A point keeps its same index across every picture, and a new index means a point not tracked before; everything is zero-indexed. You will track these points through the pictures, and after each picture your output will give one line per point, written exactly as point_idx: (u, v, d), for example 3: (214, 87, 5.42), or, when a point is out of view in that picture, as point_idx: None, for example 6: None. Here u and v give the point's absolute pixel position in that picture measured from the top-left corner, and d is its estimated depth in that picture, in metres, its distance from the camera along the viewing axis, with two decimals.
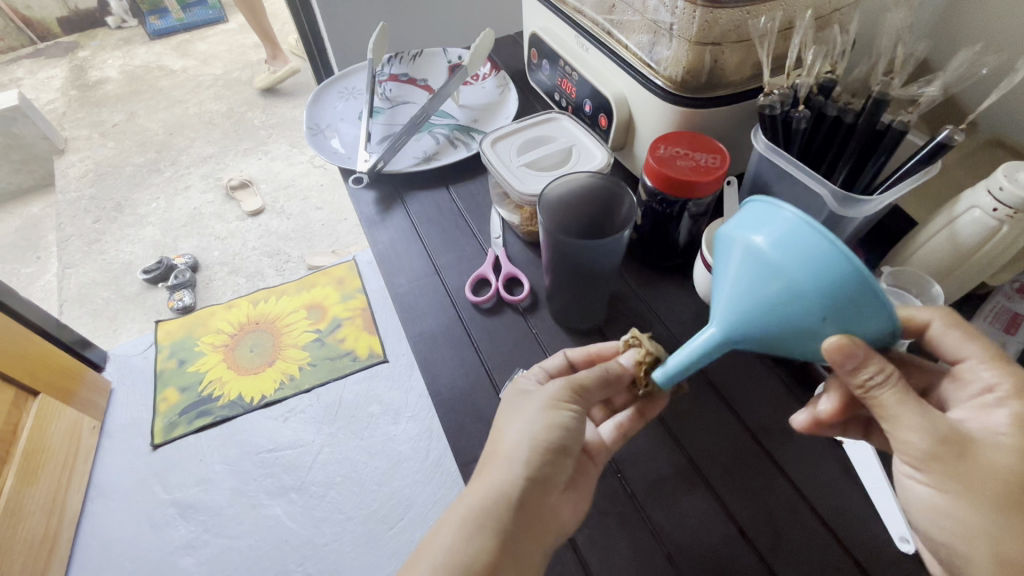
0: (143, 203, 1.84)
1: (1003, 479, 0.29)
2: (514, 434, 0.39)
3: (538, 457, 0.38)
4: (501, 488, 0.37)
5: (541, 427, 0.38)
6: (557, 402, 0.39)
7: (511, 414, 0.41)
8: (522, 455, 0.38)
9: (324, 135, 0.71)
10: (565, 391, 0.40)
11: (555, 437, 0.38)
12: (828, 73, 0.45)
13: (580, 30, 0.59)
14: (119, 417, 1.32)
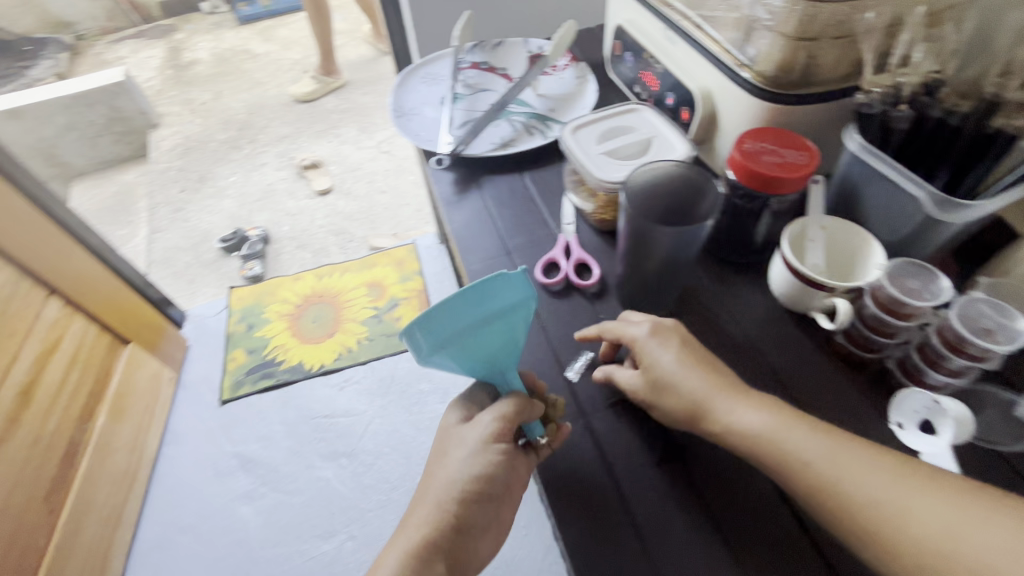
0: (224, 177, 1.98)
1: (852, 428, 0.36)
2: (455, 461, 0.42)
3: (465, 496, 0.41)
4: (435, 516, 0.40)
5: (475, 466, 0.41)
6: (486, 441, 0.42)
7: (452, 437, 0.44)
8: (455, 492, 0.41)
9: (408, 117, 0.74)
10: (484, 437, 0.42)
11: (481, 477, 0.41)
12: (936, 73, 0.43)
13: (669, 23, 0.59)
14: (193, 371, 1.43)
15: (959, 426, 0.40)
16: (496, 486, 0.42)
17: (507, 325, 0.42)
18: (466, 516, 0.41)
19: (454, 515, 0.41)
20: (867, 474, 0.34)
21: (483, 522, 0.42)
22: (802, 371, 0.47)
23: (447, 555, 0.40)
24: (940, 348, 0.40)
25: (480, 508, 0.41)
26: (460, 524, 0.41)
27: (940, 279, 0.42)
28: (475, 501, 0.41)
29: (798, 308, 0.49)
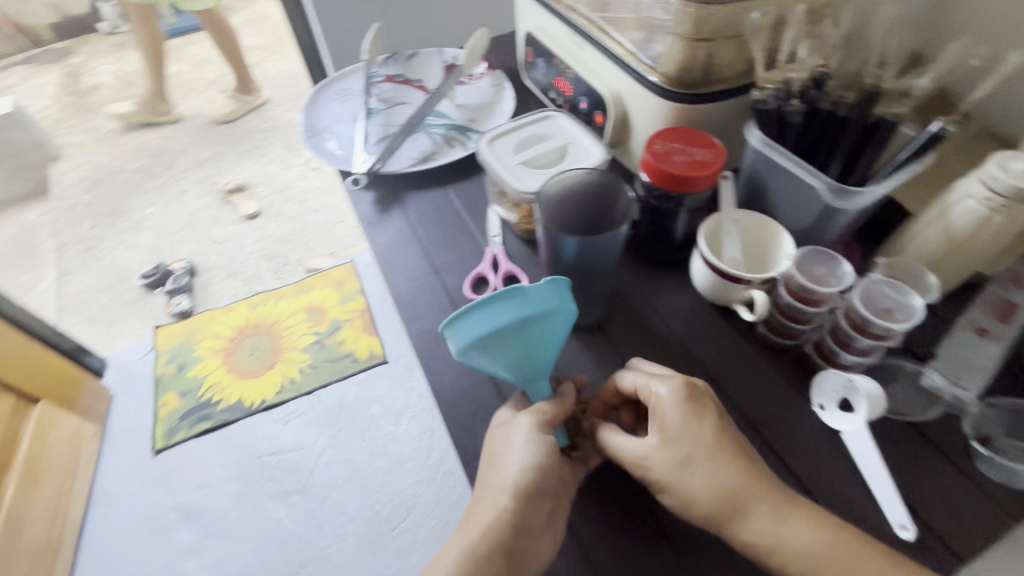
0: (140, 209, 1.84)
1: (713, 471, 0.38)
2: (505, 462, 0.41)
3: (516, 492, 0.39)
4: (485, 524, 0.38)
5: (526, 459, 0.40)
6: (529, 435, 0.41)
7: (498, 439, 0.42)
8: (509, 490, 0.39)
9: (321, 137, 0.71)
10: (528, 433, 0.41)
11: (532, 468, 0.40)
12: (821, 66, 0.45)
13: (574, 28, 0.59)
14: (120, 423, 1.32)
15: (871, 403, 0.41)
16: (542, 484, 0.40)
17: (550, 331, 0.41)
18: (523, 512, 0.39)
19: (509, 509, 0.39)
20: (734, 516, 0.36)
21: (538, 523, 0.39)
22: (726, 362, 0.48)
23: (507, 555, 0.37)
24: (848, 330, 0.42)
25: (531, 506, 0.39)
26: (516, 521, 0.38)
27: (842, 263, 0.44)
28: (527, 496, 0.39)
29: (719, 302, 0.50)
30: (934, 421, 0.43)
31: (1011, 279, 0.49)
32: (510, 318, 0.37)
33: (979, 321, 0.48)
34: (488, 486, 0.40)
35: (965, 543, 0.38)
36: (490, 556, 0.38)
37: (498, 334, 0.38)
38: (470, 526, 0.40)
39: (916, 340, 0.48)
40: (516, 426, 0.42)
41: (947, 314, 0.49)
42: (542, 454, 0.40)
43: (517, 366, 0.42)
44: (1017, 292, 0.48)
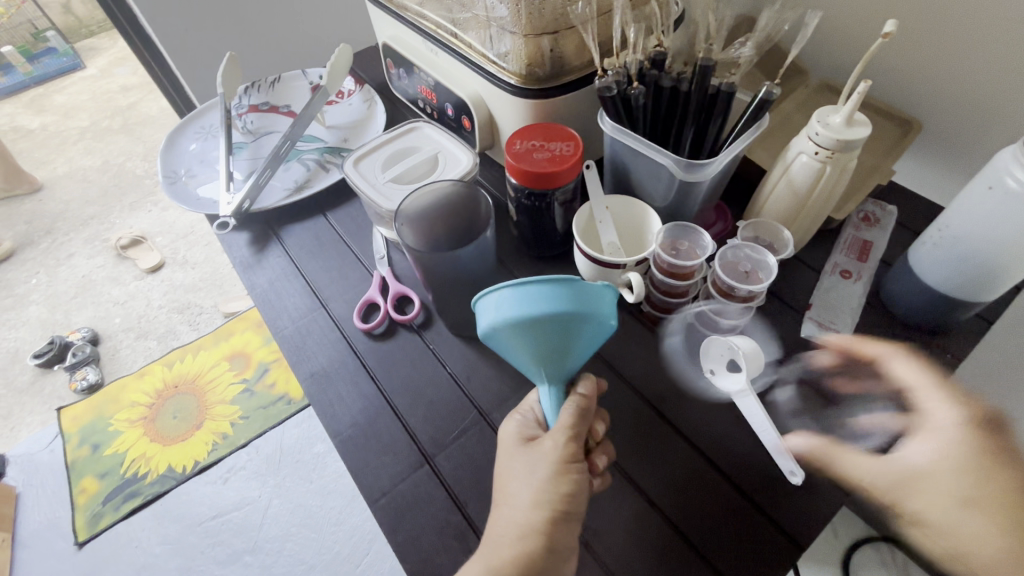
0: (21, 282, 1.66)
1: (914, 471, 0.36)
2: (522, 489, 0.38)
3: (543, 519, 0.36)
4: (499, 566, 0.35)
5: (551, 488, 0.37)
6: (556, 460, 0.38)
7: (513, 462, 0.39)
8: (525, 522, 0.37)
9: (184, 181, 0.66)
10: (557, 460, 0.38)
11: (563, 494, 0.37)
12: (656, 47, 0.47)
13: (425, 35, 0.59)
14: (33, 521, 1.19)
15: (749, 361, 0.42)
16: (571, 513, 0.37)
17: (582, 341, 0.40)
18: (554, 536, 0.36)
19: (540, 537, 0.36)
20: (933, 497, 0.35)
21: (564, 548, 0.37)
22: (620, 344, 0.49)
23: None
24: (717, 297, 0.44)
25: (562, 530, 0.37)
26: (546, 548, 0.36)
27: (702, 234, 0.45)
28: (559, 525, 0.37)
29: None
30: (808, 365, 0.46)
31: (862, 219, 0.53)
32: (547, 311, 0.37)
33: (841, 263, 0.51)
34: (501, 517, 0.38)
35: None
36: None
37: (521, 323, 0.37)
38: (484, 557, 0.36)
39: (790, 291, 0.51)
40: (536, 450, 0.39)
41: (814, 262, 0.52)
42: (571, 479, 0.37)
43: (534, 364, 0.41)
44: (869, 231, 0.53)
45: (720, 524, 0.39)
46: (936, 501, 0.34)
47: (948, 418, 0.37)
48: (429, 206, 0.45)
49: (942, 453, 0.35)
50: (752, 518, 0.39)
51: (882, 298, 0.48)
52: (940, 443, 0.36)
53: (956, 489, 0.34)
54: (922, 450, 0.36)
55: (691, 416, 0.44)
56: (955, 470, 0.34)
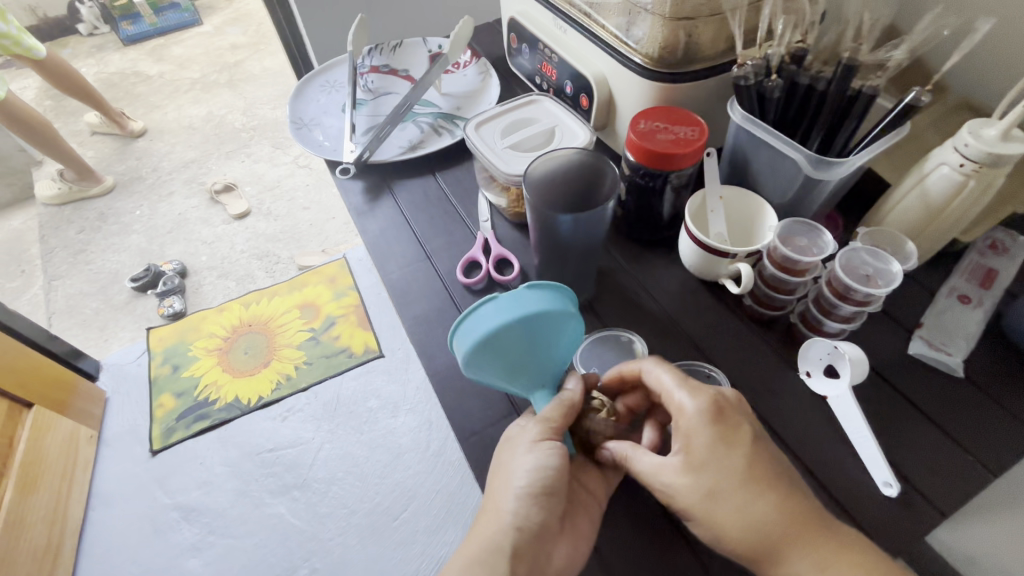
0: (127, 211, 1.82)
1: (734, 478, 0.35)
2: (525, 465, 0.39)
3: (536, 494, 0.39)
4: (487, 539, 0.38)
5: (532, 465, 0.39)
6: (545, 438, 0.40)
7: (506, 448, 0.41)
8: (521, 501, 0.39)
9: (309, 129, 0.71)
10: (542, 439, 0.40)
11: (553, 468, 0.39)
12: (798, 42, 0.46)
13: (557, 13, 0.60)
14: (116, 425, 1.31)
15: (854, 366, 0.42)
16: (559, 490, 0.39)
17: (547, 344, 0.43)
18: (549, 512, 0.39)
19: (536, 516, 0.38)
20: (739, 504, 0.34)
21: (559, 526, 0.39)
22: (714, 333, 0.49)
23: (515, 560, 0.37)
24: (831, 298, 0.44)
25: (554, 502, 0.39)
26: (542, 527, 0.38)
27: (824, 234, 0.45)
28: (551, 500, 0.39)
29: (708, 277, 0.51)
30: (914, 381, 0.45)
31: (988, 246, 0.50)
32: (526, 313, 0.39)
33: (960, 288, 0.48)
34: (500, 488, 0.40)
35: (944, 497, 0.39)
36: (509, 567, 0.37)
37: (509, 329, 0.39)
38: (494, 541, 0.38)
39: (900, 308, 0.49)
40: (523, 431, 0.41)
41: (929, 283, 0.50)
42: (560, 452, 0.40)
43: (515, 376, 0.44)
44: (995, 259, 0.49)
45: None
46: (798, 562, 0.33)
47: (703, 456, 0.36)
48: (559, 178, 0.48)
49: (730, 487, 0.35)
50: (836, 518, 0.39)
51: (1004, 328, 0.46)
52: (735, 477, 0.35)
53: (754, 520, 0.34)
54: (711, 483, 0.35)
55: (782, 414, 0.44)
56: (767, 511, 0.34)
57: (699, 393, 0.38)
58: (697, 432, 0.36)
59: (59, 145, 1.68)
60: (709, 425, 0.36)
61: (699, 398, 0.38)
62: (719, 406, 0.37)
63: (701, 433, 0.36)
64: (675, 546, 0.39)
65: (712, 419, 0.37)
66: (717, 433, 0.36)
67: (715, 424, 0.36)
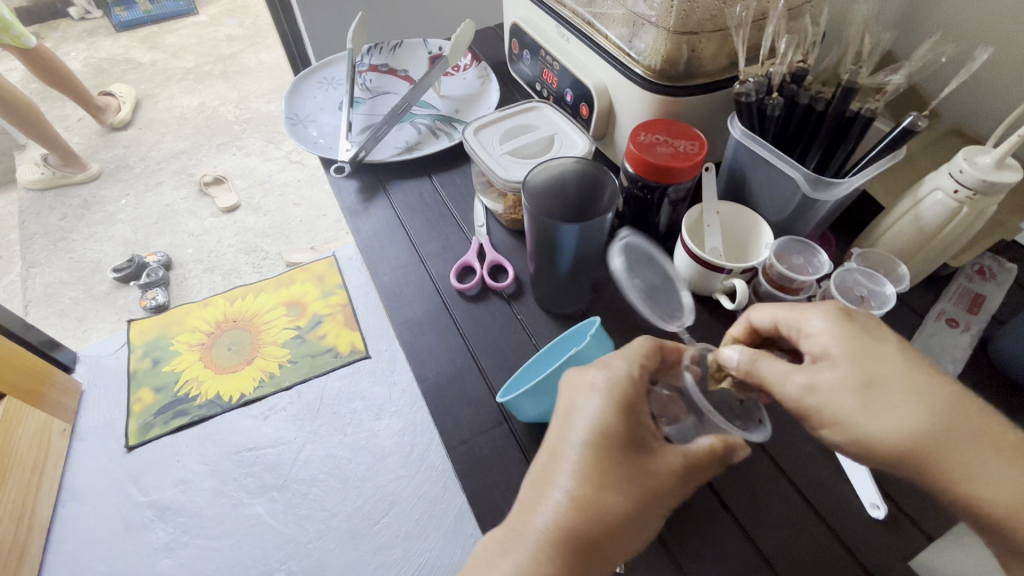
0: (112, 200, 1.77)
1: (875, 369, 0.33)
2: (605, 437, 0.34)
3: (609, 473, 0.34)
4: (550, 563, 0.32)
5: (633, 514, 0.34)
6: (621, 401, 0.35)
7: (573, 393, 0.37)
8: (598, 488, 0.33)
9: (304, 125, 0.70)
10: (625, 402, 0.35)
11: (632, 432, 0.35)
12: (800, 62, 0.47)
13: (561, 21, 0.60)
14: (91, 419, 1.27)
15: None
16: (656, 478, 0.34)
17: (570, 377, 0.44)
18: (640, 500, 0.33)
19: (612, 500, 0.33)
20: (898, 419, 0.31)
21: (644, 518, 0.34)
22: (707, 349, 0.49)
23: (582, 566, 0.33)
24: None
25: (649, 481, 0.34)
26: (622, 513, 0.33)
27: (819, 253, 0.46)
28: (637, 483, 0.33)
29: (702, 292, 0.51)
30: None
31: (976, 272, 0.51)
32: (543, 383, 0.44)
33: (948, 311, 0.49)
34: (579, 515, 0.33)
35: (931, 523, 0.39)
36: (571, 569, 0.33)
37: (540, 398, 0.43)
38: (536, 531, 0.33)
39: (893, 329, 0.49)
40: (592, 385, 0.36)
41: (918, 306, 0.50)
42: (635, 414, 0.35)
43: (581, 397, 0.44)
44: (983, 284, 0.50)
45: (791, 538, 0.39)
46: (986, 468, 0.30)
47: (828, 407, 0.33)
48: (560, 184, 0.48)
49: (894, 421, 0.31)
50: (821, 538, 0.39)
51: (990, 354, 0.46)
52: (887, 405, 0.32)
53: (983, 466, 0.30)
54: (885, 434, 0.31)
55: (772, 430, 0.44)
56: (933, 425, 0.31)
57: (824, 304, 0.36)
58: (883, 392, 0.32)
59: (44, 128, 1.64)
60: (837, 368, 0.33)
61: (824, 309, 0.35)
62: (844, 310, 0.35)
63: (830, 378, 0.33)
64: (662, 563, 0.38)
65: (842, 317, 0.35)
66: (840, 378, 0.33)
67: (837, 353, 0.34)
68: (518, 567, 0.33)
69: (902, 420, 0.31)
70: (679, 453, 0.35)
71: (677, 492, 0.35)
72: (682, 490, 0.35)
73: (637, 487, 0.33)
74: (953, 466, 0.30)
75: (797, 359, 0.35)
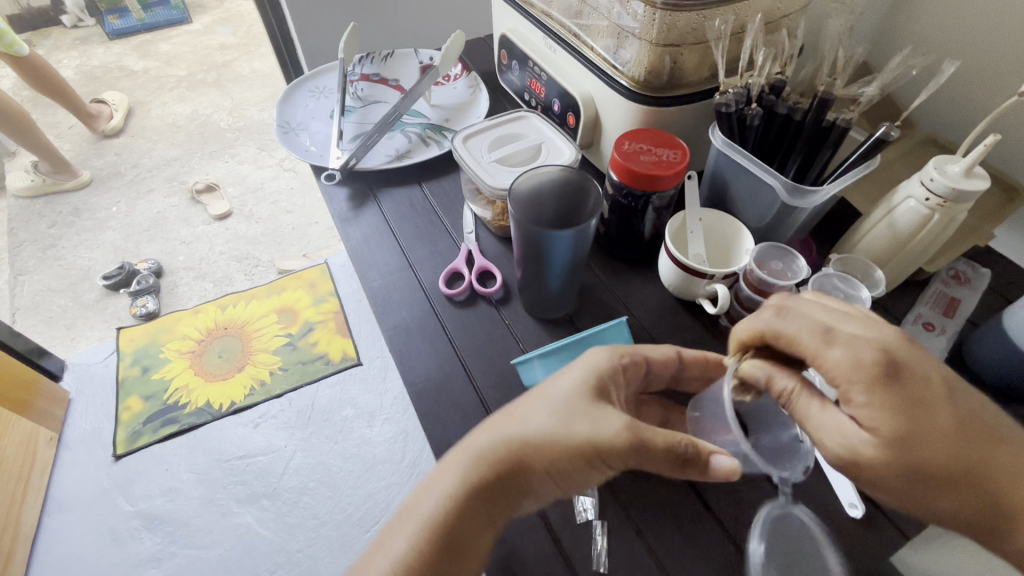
0: (102, 207, 1.77)
1: (935, 434, 0.30)
2: (560, 390, 0.37)
3: (548, 410, 0.36)
4: (474, 475, 0.35)
5: (558, 459, 0.34)
6: (597, 364, 0.38)
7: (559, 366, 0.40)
8: (544, 429, 0.35)
9: (295, 133, 0.71)
10: (592, 368, 0.38)
11: (587, 387, 0.37)
12: (778, 73, 0.48)
13: (548, 33, 0.61)
14: (79, 428, 1.26)
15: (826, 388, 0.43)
16: (593, 427, 0.34)
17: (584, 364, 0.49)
18: (566, 436, 0.34)
19: (544, 429, 0.35)
20: (953, 492, 0.31)
21: (579, 473, 0.35)
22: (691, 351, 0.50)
23: (500, 490, 0.36)
24: None
25: (584, 424, 0.35)
26: (546, 440, 0.35)
27: (798, 259, 0.47)
28: (571, 420, 0.35)
29: (686, 297, 0.52)
30: None
31: (952, 277, 0.52)
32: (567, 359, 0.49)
33: (925, 315, 0.50)
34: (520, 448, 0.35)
35: (908, 522, 0.40)
36: (489, 483, 0.35)
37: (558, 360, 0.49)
38: (471, 447, 0.36)
39: None
40: (575, 359, 0.40)
41: (896, 309, 0.52)
42: (606, 384, 0.38)
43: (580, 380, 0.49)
44: (958, 289, 0.51)
45: None
46: None
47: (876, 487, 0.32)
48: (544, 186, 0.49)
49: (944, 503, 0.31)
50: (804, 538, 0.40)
51: (965, 357, 0.48)
52: (937, 487, 0.31)
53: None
54: (931, 503, 0.31)
55: None
56: (988, 502, 0.30)
57: (855, 345, 0.32)
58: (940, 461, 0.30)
59: (35, 136, 1.63)
60: (882, 450, 0.31)
61: (855, 359, 0.31)
62: (889, 364, 0.30)
63: (874, 454, 0.31)
64: (645, 562, 0.39)
65: (879, 374, 0.31)
66: (889, 453, 0.31)
67: (890, 402, 0.30)
68: (453, 477, 0.36)
69: (955, 499, 0.31)
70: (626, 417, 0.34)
71: (614, 452, 0.33)
72: (623, 453, 0.33)
73: (568, 427, 0.35)
74: (1003, 536, 0.30)
75: (839, 423, 0.32)
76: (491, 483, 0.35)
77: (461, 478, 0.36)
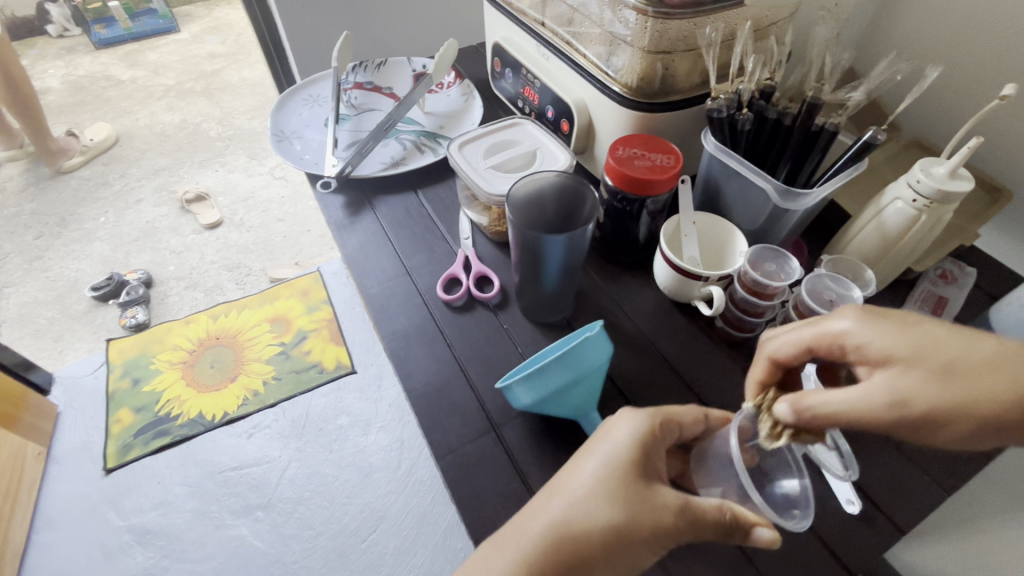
0: (90, 218, 1.75)
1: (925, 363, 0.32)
2: (604, 466, 0.36)
3: (607, 493, 0.35)
4: (533, 568, 0.34)
5: (624, 548, 0.34)
6: (643, 438, 0.37)
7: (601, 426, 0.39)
8: (603, 519, 0.34)
9: (289, 141, 0.71)
10: (637, 441, 0.37)
11: (638, 468, 0.36)
12: (768, 79, 0.49)
13: (541, 40, 0.62)
14: (68, 441, 1.24)
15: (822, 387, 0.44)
16: (653, 515, 0.34)
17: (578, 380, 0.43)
18: (630, 527, 0.34)
19: (609, 522, 0.34)
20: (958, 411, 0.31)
21: (640, 557, 0.35)
22: (687, 353, 0.50)
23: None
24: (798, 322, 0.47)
25: (644, 512, 0.34)
26: (613, 535, 0.34)
27: (790, 260, 0.48)
28: (629, 505, 0.34)
29: (681, 299, 0.53)
30: None
31: (939, 276, 0.53)
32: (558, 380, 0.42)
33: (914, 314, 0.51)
34: (583, 537, 0.34)
35: (901, 514, 0.41)
36: (552, 572, 0.34)
37: (544, 381, 0.42)
38: (528, 531, 0.35)
39: None
40: (617, 426, 0.38)
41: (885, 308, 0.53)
42: (650, 456, 0.37)
43: (569, 392, 0.43)
44: (945, 287, 0.53)
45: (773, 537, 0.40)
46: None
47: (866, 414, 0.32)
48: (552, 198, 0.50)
49: (996, 382, 0.30)
50: (803, 537, 0.40)
51: None
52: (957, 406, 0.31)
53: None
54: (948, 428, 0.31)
55: None
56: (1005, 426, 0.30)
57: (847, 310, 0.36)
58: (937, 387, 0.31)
59: None
60: (895, 384, 0.32)
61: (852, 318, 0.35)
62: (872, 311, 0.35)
63: (890, 391, 0.32)
64: (647, 561, 0.39)
65: (871, 323, 0.34)
66: (892, 385, 0.32)
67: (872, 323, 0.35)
68: (507, 566, 0.34)
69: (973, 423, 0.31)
70: (679, 496, 0.35)
71: (672, 536, 0.34)
72: (680, 535, 0.34)
73: (631, 515, 0.34)
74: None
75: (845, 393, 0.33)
76: (552, 574, 0.34)
77: (519, 561, 0.34)
